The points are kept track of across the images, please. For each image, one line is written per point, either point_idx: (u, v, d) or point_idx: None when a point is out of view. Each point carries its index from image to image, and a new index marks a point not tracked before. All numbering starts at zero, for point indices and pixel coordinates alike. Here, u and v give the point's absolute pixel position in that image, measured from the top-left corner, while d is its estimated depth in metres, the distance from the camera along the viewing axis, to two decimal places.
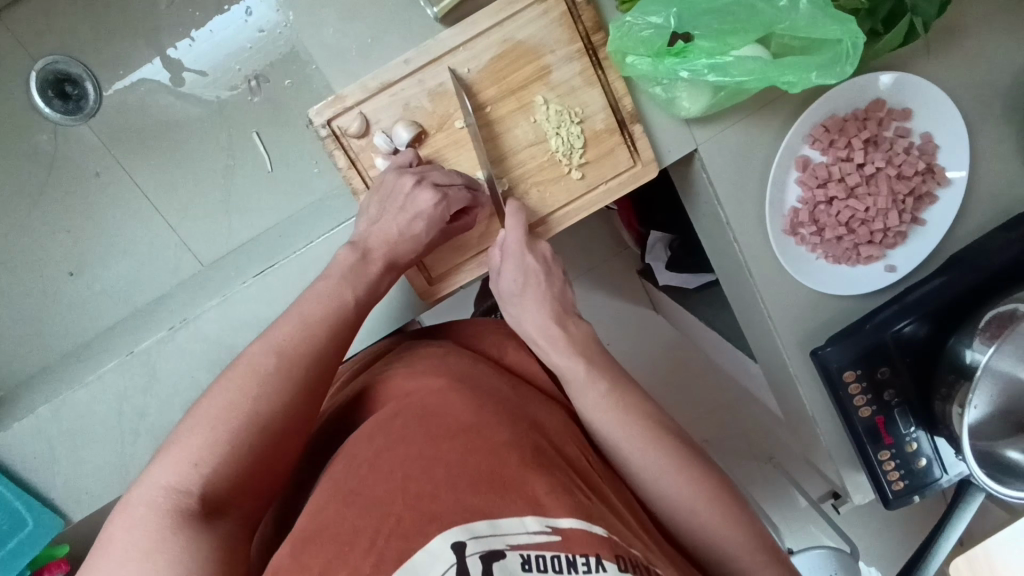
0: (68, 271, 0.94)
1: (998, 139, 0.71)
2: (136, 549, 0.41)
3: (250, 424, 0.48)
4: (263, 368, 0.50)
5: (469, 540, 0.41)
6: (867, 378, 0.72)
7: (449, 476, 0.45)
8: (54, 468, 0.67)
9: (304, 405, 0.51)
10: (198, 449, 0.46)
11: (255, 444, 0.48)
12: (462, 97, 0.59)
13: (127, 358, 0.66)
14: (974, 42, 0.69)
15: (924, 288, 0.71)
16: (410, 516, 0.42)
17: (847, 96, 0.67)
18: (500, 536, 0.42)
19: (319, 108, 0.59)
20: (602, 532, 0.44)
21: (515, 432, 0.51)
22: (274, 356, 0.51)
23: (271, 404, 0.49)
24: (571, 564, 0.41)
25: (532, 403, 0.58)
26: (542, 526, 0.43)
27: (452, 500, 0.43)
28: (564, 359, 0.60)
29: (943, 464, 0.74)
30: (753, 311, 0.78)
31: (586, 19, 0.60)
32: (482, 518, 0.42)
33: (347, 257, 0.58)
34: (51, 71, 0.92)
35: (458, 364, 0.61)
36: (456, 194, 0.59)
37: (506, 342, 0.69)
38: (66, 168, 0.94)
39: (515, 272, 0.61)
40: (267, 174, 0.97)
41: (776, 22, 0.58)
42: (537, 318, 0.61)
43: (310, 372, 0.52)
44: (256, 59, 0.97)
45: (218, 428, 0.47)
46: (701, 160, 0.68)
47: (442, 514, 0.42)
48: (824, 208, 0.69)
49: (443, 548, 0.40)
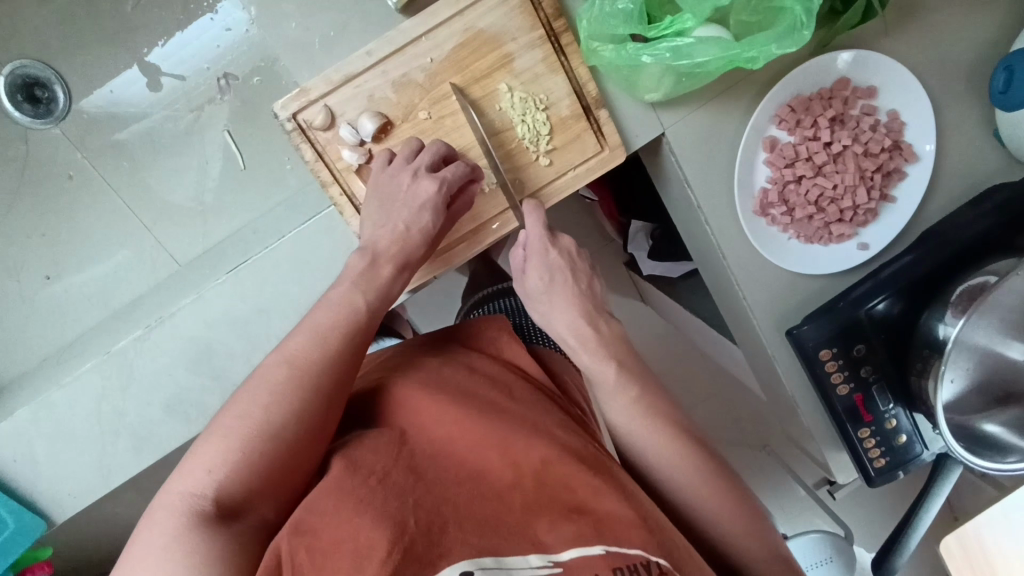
0: (46, 275, 0.94)
1: (963, 116, 0.72)
2: (157, 546, 0.43)
3: (262, 430, 0.48)
4: (276, 378, 0.51)
5: (476, 570, 0.42)
6: (843, 356, 0.72)
7: (457, 517, 0.46)
8: (33, 469, 0.68)
9: (320, 416, 0.51)
10: (213, 455, 0.47)
11: (268, 449, 0.48)
12: (462, 109, 0.60)
13: (103, 358, 0.66)
14: (937, 18, 0.69)
15: (896, 264, 0.71)
16: (422, 543, 0.43)
17: (809, 75, 0.67)
18: (506, 571, 0.43)
19: (283, 102, 0.59)
20: (600, 551, 0.44)
21: (517, 459, 0.52)
22: (286, 365, 0.51)
23: (284, 412, 0.49)
24: None
25: (531, 408, 0.57)
26: (544, 561, 0.44)
27: (459, 538, 0.44)
28: (594, 360, 0.61)
29: (923, 439, 0.75)
30: (730, 295, 0.79)
31: (546, 5, 0.60)
32: (488, 553, 0.44)
33: (356, 263, 0.57)
34: (19, 76, 0.92)
35: (453, 372, 0.61)
36: (454, 173, 0.59)
37: (500, 337, 0.68)
38: (39, 174, 0.95)
39: (540, 272, 0.62)
40: (242, 171, 0.97)
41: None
42: (568, 317, 0.62)
43: (324, 379, 0.52)
44: (226, 59, 0.97)
45: (232, 435, 0.48)
46: (669, 144, 0.69)
47: (451, 547, 0.43)
48: (793, 188, 0.69)
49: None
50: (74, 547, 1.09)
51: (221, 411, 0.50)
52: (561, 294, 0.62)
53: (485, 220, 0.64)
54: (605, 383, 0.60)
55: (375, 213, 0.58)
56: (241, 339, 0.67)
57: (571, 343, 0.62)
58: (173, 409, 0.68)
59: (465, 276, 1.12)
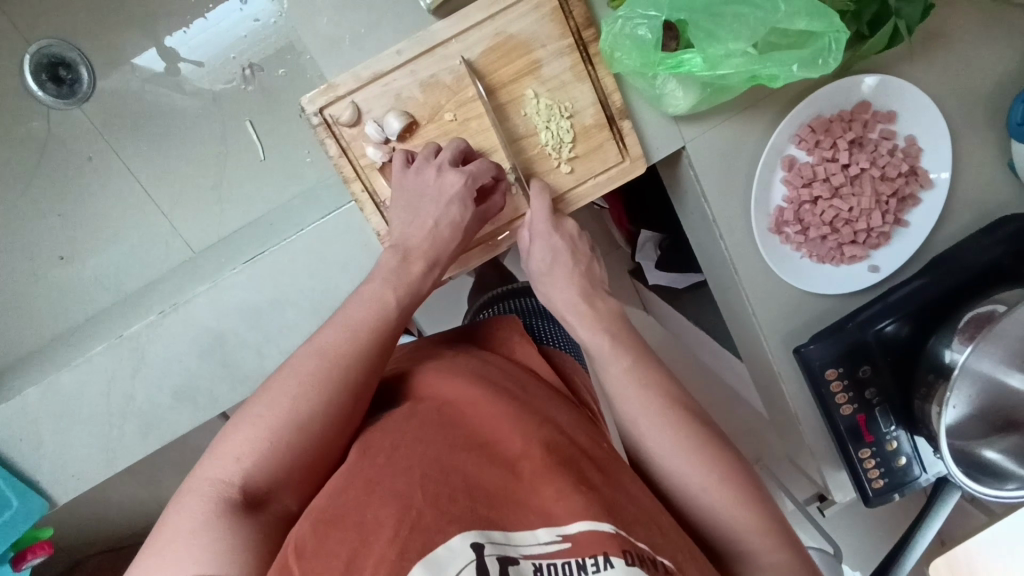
0: (59, 255, 0.94)
1: (980, 145, 0.73)
2: (185, 529, 0.43)
3: (291, 420, 0.49)
4: (307, 370, 0.51)
5: (486, 543, 0.41)
6: (849, 376, 0.73)
7: (466, 484, 0.45)
8: (39, 449, 0.68)
9: (347, 406, 0.52)
10: (243, 442, 0.48)
11: (295, 441, 0.49)
12: (473, 80, 0.59)
13: (115, 341, 0.66)
14: (960, 47, 0.70)
15: (902, 290, 0.72)
16: (431, 513, 0.42)
17: (832, 96, 0.68)
18: (513, 546, 0.42)
19: (311, 97, 0.59)
20: (611, 530, 0.43)
21: (526, 432, 0.51)
22: (318, 358, 0.52)
23: (314, 404, 0.50)
24: (580, 568, 0.40)
25: (542, 401, 0.58)
26: (553, 535, 0.43)
27: (468, 506, 0.43)
28: (589, 332, 0.60)
29: (922, 462, 0.75)
30: (739, 311, 0.80)
31: (577, 14, 0.60)
32: (497, 527, 0.43)
33: (389, 260, 0.58)
34: (45, 55, 0.92)
35: (466, 360, 0.61)
36: (479, 168, 0.59)
37: (513, 338, 0.69)
38: (56, 153, 0.94)
39: (544, 252, 0.63)
40: (260, 162, 0.97)
41: (772, 8, 0.56)
42: (565, 294, 0.62)
43: (352, 372, 0.52)
44: (252, 49, 0.98)
45: (262, 423, 0.48)
46: (689, 158, 0.69)
47: (460, 516, 0.42)
48: (808, 208, 0.70)
49: (461, 547, 0.40)
50: (68, 524, 1.10)
51: (252, 399, 0.50)
52: (561, 274, 0.63)
53: (516, 220, 0.65)
54: (602, 354, 0.59)
55: (411, 214, 0.59)
56: (254, 329, 0.67)
57: (568, 317, 0.62)
58: (183, 395, 0.68)
59: (472, 277, 1.13)
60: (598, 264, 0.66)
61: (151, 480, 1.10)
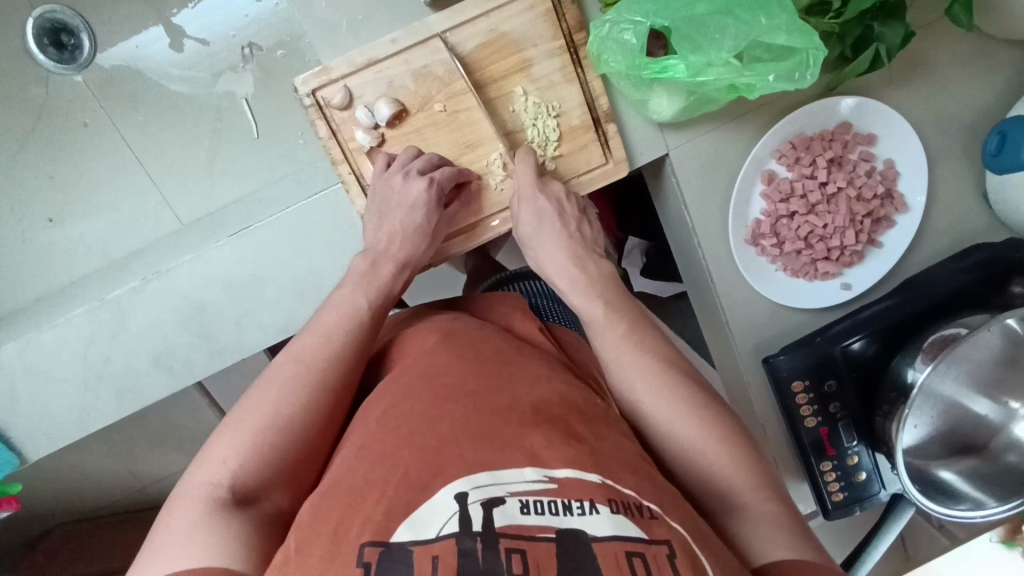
0: (48, 217, 0.95)
1: (956, 173, 0.75)
2: (177, 533, 0.43)
3: (273, 423, 0.50)
4: (285, 376, 0.53)
5: (470, 490, 0.41)
6: (814, 390, 0.75)
7: (453, 432, 0.46)
8: (14, 406, 0.69)
9: (326, 405, 0.53)
10: (229, 445, 0.49)
11: (279, 441, 0.50)
12: (462, 73, 0.61)
13: (97, 304, 0.67)
14: (942, 77, 0.72)
15: (874, 308, 0.74)
16: (416, 470, 0.43)
17: (814, 116, 0.69)
18: (500, 485, 0.42)
19: (304, 78, 0.61)
20: (597, 480, 0.43)
21: (515, 392, 0.51)
22: (296, 362, 0.54)
23: (292, 406, 0.51)
24: (566, 508, 0.40)
25: (534, 362, 0.58)
26: (540, 476, 0.43)
27: (455, 452, 0.44)
28: (583, 299, 0.62)
29: (882, 479, 0.77)
30: (713, 319, 0.81)
31: (569, 17, 0.62)
32: (483, 469, 0.42)
33: (359, 266, 0.61)
34: (49, 20, 0.93)
35: (462, 325, 0.63)
36: (445, 176, 0.62)
37: (512, 313, 0.70)
38: (57, 117, 0.96)
39: (530, 216, 0.64)
40: (255, 140, 0.98)
41: (753, 21, 0.57)
42: (556, 257, 0.65)
43: (330, 374, 0.54)
44: (253, 29, 0.99)
45: (245, 427, 0.50)
46: (672, 165, 0.71)
47: (445, 464, 0.43)
48: (785, 222, 0.72)
49: (445, 499, 0.40)
50: (38, 490, 1.10)
51: (233, 409, 0.51)
52: (550, 237, 0.65)
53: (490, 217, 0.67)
54: (593, 322, 0.61)
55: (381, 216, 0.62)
56: (234, 303, 0.68)
57: (560, 284, 0.65)
58: (160, 363, 0.69)
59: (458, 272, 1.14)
60: (588, 226, 0.68)
61: (124, 447, 1.12)
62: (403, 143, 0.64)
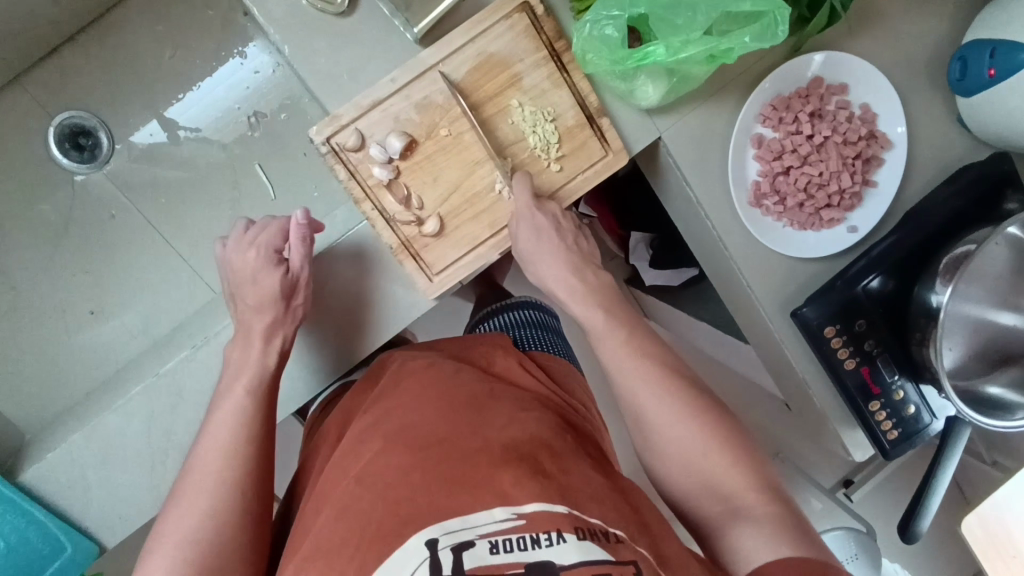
0: (89, 310, 1.00)
1: (928, 106, 0.79)
2: None
3: (185, 537, 0.56)
4: (196, 486, 0.60)
5: (441, 536, 0.44)
6: (846, 332, 0.77)
7: (426, 481, 0.49)
8: (86, 495, 0.70)
9: (236, 505, 0.60)
10: (161, 562, 0.55)
11: (199, 548, 0.56)
12: (457, 100, 0.66)
13: (153, 380, 0.69)
14: (895, 21, 0.77)
15: (883, 244, 0.77)
16: (390, 522, 0.46)
17: (787, 77, 0.74)
18: (469, 528, 0.45)
19: (318, 128, 0.65)
20: (564, 510, 0.46)
21: (486, 435, 0.54)
22: (199, 472, 0.60)
23: (200, 517, 0.58)
24: (534, 542, 0.43)
25: (505, 399, 0.61)
26: (509, 514, 0.46)
27: (428, 500, 0.47)
28: (582, 308, 0.68)
29: (931, 408, 0.79)
30: (734, 286, 0.84)
31: (548, 29, 0.67)
32: (454, 515, 0.46)
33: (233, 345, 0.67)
34: (68, 125, 0.98)
35: (434, 368, 0.66)
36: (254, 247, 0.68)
37: (493, 353, 0.73)
38: (82, 217, 1.00)
39: (529, 232, 0.68)
40: (272, 201, 1.02)
41: None
42: (557, 271, 0.70)
43: (227, 476, 0.60)
44: (255, 99, 1.02)
45: (170, 542, 0.56)
46: (666, 146, 0.75)
47: (418, 515, 0.46)
48: (783, 178, 0.75)
49: (417, 547, 0.44)
50: None
51: (159, 525, 0.58)
52: (551, 249, 0.69)
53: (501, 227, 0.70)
54: (594, 326, 0.67)
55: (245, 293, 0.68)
56: None
57: (561, 294, 0.70)
58: None
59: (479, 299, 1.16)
60: (585, 240, 0.73)
61: None
62: (417, 171, 0.68)
